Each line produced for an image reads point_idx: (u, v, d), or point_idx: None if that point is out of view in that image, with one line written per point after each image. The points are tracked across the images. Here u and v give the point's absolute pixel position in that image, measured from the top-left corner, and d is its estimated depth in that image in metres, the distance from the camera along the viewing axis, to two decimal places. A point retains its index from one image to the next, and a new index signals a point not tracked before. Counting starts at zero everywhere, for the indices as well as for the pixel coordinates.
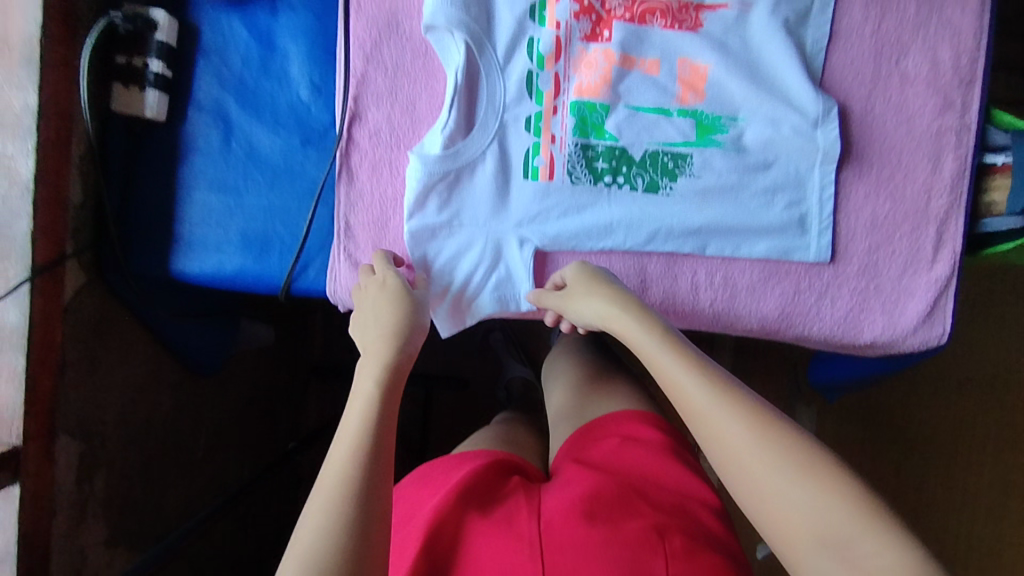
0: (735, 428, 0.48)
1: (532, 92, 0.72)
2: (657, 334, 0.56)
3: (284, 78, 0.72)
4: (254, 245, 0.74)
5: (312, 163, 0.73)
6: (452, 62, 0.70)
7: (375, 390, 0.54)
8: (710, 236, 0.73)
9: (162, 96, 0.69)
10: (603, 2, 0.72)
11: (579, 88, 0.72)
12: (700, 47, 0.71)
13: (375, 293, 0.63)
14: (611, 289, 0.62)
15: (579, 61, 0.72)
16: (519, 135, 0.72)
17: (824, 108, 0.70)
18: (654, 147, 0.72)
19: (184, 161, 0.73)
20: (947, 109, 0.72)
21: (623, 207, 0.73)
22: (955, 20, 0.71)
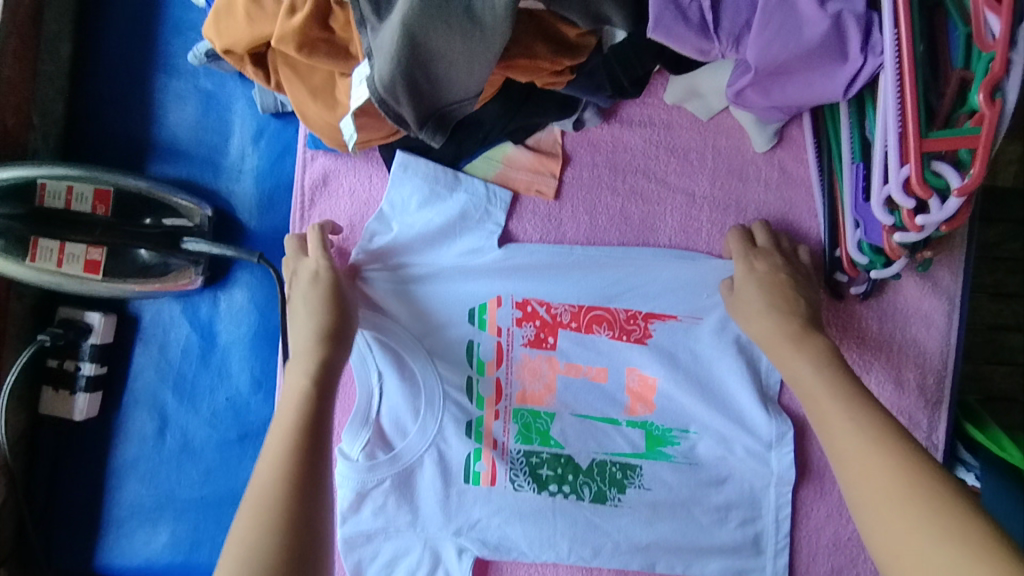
0: (883, 467, 0.47)
1: (472, 397, 0.70)
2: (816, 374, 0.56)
3: (224, 371, 0.70)
4: (183, 543, 0.70)
5: (248, 459, 0.70)
6: (377, 368, 0.69)
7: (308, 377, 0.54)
8: (659, 553, 0.69)
9: (93, 397, 0.67)
10: (550, 306, 0.69)
11: (523, 394, 0.69)
12: (648, 360, 0.69)
13: (309, 299, 0.61)
14: (778, 316, 0.61)
15: (523, 368, 0.69)
16: (459, 439, 0.70)
17: (778, 433, 0.68)
18: (602, 456, 0.69)
19: (115, 452, 0.70)
20: (913, 430, 0.69)
21: (569, 517, 0.69)
22: (921, 338, 0.69)
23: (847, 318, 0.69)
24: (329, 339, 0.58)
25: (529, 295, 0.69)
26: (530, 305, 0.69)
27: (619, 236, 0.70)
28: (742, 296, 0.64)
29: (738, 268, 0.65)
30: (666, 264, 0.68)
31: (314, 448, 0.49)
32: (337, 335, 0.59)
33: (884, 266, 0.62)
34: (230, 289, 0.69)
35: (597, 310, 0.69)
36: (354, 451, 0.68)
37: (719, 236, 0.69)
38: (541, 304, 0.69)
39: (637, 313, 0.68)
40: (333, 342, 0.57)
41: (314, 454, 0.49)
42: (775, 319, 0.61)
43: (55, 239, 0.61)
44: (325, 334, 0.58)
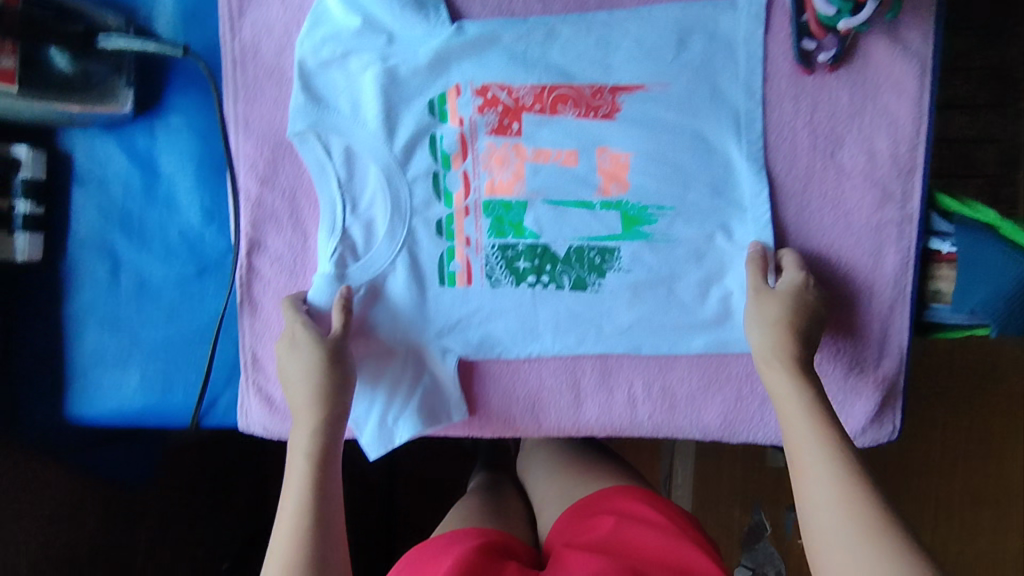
0: (828, 480, 0.52)
1: (440, 194, 0.67)
2: (794, 395, 0.57)
3: (172, 205, 0.66)
4: (156, 384, 0.68)
5: (210, 294, 0.67)
6: (334, 170, 0.65)
7: (308, 479, 0.56)
8: (642, 336, 0.69)
9: (33, 237, 0.63)
10: (510, 91, 0.66)
11: (491, 186, 0.67)
12: (620, 137, 0.66)
13: (298, 363, 0.61)
14: (790, 338, 0.60)
15: (489, 157, 0.66)
16: (431, 238, 0.67)
17: (751, 191, 0.67)
18: (578, 243, 0.68)
19: (69, 299, 0.67)
20: (887, 200, 0.68)
21: (548, 310, 0.68)
22: (893, 107, 0.67)
23: (818, 90, 0.66)
24: (333, 402, 0.60)
25: (488, 80, 0.65)
26: (491, 91, 0.65)
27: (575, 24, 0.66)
28: (768, 312, 0.61)
29: (784, 284, 0.63)
30: (623, 48, 0.65)
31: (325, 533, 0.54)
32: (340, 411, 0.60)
33: (851, 15, 0.60)
34: (163, 115, 0.65)
35: (561, 88, 0.65)
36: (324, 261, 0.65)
37: (681, 13, 0.65)
38: (500, 89, 0.65)
39: (603, 86, 0.66)
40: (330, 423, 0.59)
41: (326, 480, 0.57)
42: (783, 343, 0.60)
43: None
44: (325, 395, 0.60)
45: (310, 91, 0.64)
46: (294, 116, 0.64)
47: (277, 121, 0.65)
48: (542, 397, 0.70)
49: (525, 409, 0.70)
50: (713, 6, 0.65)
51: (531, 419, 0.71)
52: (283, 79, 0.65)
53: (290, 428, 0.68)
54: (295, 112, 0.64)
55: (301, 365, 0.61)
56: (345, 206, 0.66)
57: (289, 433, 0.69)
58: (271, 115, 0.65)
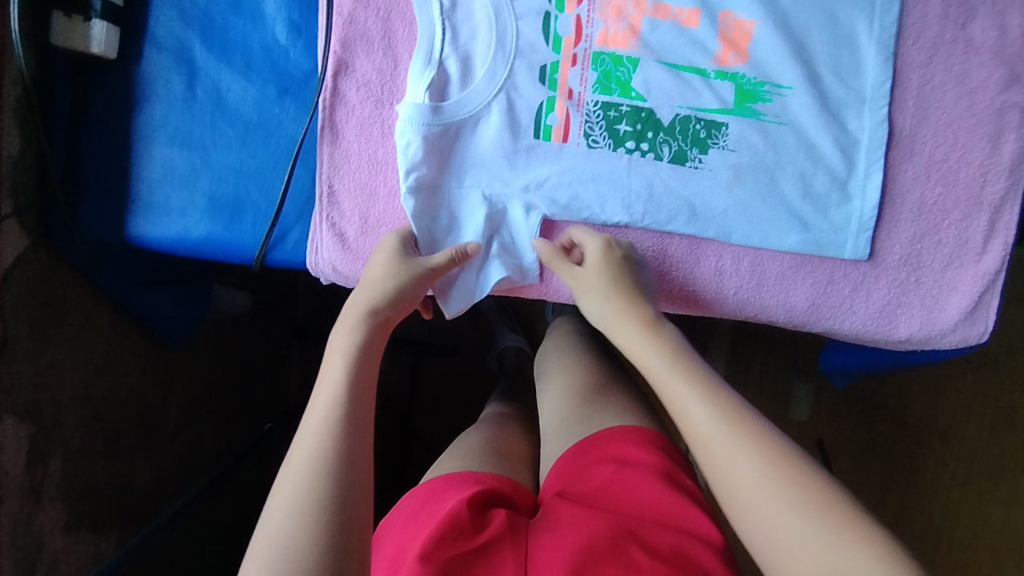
0: (700, 419, 0.48)
1: (549, 38, 0.62)
2: (648, 335, 0.55)
3: (257, 16, 0.62)
4: (223, 209, 0.65)
5: (289, 117, 0.63)
6: (437, 0, 0.60)
7: (353, 352, 0.51)
8: (735, 223, 0.65)
9: (111, 28, 0.59)
10: None
11: (603, 37, 0.62)
12: (745, 1, 0.62)
13: (380, 272, 0.57)
14: (628, 305, 0.58)
15: (607, 5, 0.62)
16: (531, 86, 0.62)
17: (873, 55, 0.63)
18: (685, 112, 0.63)
19: (140, 109, 0.63)
20: (1014, 82, 0.64)
21: (644, 180, 0.64)
22: None
23: None
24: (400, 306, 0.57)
25: None
26: None
27: None
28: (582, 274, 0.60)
29: (592, 255, 0.61)
30: None
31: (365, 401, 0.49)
32: (391, 322, 0.56)
33: None
34: None
35: None
36: (420, 94, 0.60)
37: None
38: None
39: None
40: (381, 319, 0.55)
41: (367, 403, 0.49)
42: (628, 312, 0.57)
43: None
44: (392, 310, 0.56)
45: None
46: None
47: None
48: None
49: None
50: None
51: None
52: None
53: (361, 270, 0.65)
54: None
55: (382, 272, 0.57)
56: (444, 44, 0.60)
57: (357, 275, 0.65)
58: None
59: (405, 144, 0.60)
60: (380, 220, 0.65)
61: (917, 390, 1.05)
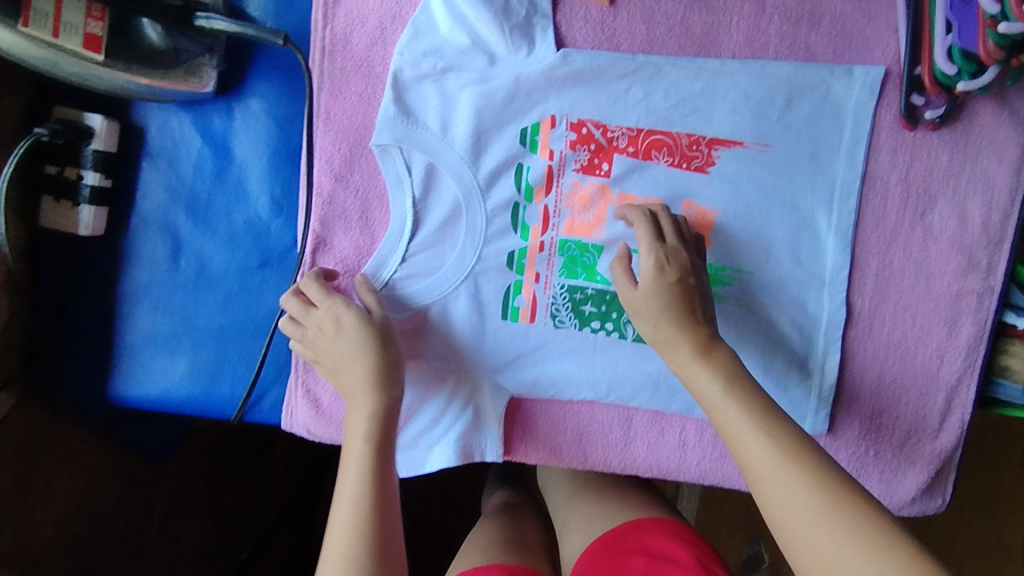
0: (768, 452, 0.48)
1: (517, 226, 0.66)
2: (701, 368, 0.53)
3: (241, 192, 0.64)
4: (203, 372, 0.67)
5: (269, 288, 0.66)
6: (413, 187, 0.64)
7: (373, 409, 0.55)
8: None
9: (98, 211, 0.61)
10: (606, 129, 0.64)
11: (570, 225, 0.66)
12: (709, 191, 0.65)
13: (349, 357, 0.56)
14: (683, 319, 0.55)
15: (573, 195, 0.65)
16: (500, 271, 0.66)
17: (832, 241, 0.65)
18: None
19: (125, 276, 0.65)
20: (971, 269, 0.66)
21: (607, 357, 0.67)
22: (991, 173, 0.64)
23: (917, 147, 0.64)
24: (392, 384, 0.56)
25: (585, 116, 0.64)
26: (586, 126, 0.64)
27: (676, 50, 0.63)
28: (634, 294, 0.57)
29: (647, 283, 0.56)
30: (721, 81, 0.63)
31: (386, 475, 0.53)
32: (391, 411, 0.55)
33: (972, 78, 0.56)
34: (247, 99, 0.63)
35: (658, 135, 0.64)
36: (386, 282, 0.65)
37: (786, 50, 0.63)
38: (596, 126, 0.64)
39: (700, 138, 0.64)
40: (386, 411, 0.55)
41: (386, 491, 0.52)
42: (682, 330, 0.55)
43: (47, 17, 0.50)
44: (377, 378, 0.55)
45: (402, 103, 0.62)
46: (381, 130, 0.62)
47: (360, 117, 0.63)
48: (589, 431, 0.68)
49: (570, 441, 0.69)
50: (830, 68, 0.63)
51: (576, 450, 0.69)
52: (370, 74, 0.62)
53: (334, 433, 0.67)
54: (381, 127, 0.62)
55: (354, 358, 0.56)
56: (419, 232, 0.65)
57: (331, 438, 0.67)
58: (353, 112, 0.63)
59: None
60: None
61: None
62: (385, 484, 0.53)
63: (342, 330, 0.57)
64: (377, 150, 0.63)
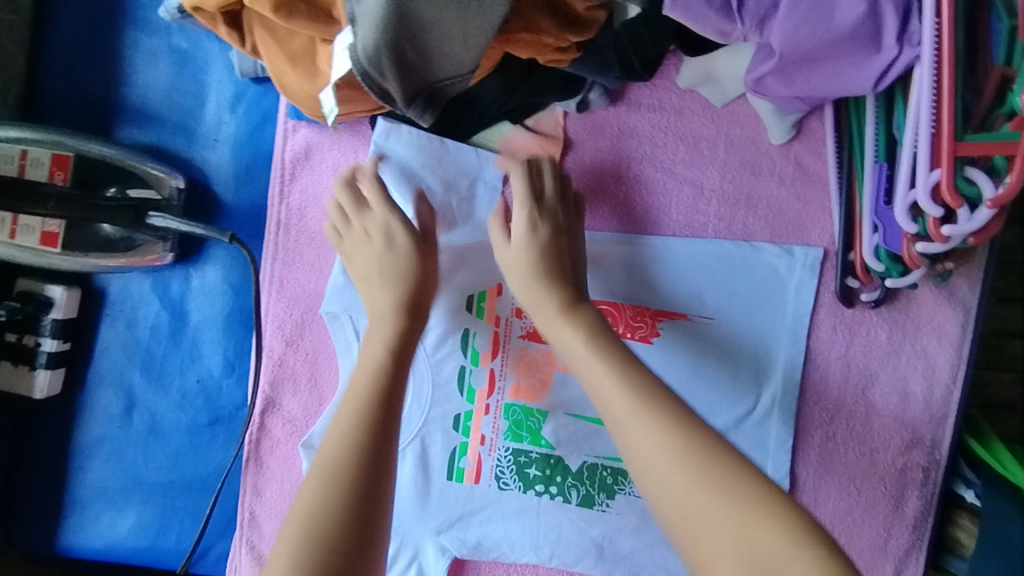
0: (608, 387, 0.48)
1: (463, 390, 0.66)
2: (572, 334, 0.52)
3: (195, 353, 0.66)
4: (151, 526, 0.67)
5: (219, 445, 0.67)
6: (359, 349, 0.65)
7: (382, 351, 0.53)
8: (643, 564, 0.67)
9: (55, 375, 0.63)
10: None
11: (516, 389, 0.66)
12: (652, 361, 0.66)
13: (369, 250, 0.58)
14: (532, 237, 0.57)
15: (519, 361, 0.66)
16: (446, 433, 0.67)
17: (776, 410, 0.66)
18: (593, 459, 0.67)
19: (80, 430, 0.67)
20: (915, 444, 0.66)
21: (552, 521, 0.67)
22: (931, 350, 0.65)
23: (856, 324, 0.65)
24: (420, 297, 0.57)
25: None
26: None
27: (620, 227, 0.66)
28: (359, 220, 0.59)
29: (374, 223, 0.58)
30: (662, 256, 0.66)
31: (387, 422, 0.49)
32: (417, 306, 0.56)
33: (901, 275, 0.58)
34: (205, 264, 0.66)
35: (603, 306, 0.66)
36: None
37: (725, 231, 0.65)
38: None
39: (645, 309, 0.66)
40: (410, 319, 0.55)
41: (382, 449, 0.48)
42: (527, 247, 0.57)
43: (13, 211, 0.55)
44: (410, 276, 0.57)
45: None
46: (328, 300, 0.64)
47: (311, 285, 0.65)
48: None
49: None
50: (769, 249, 0.65)
51: None
52: (323, 246, 0.65)
53: None
54: (330, 295, 0.64)
55: (372, 252, 0.58)
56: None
57: None
58: (304, 280, 0.65)
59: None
60: None
61: None
62: (378, 435, 0.48)
63: (394, 248, 0.57)
64: (325, 316, 0.65)
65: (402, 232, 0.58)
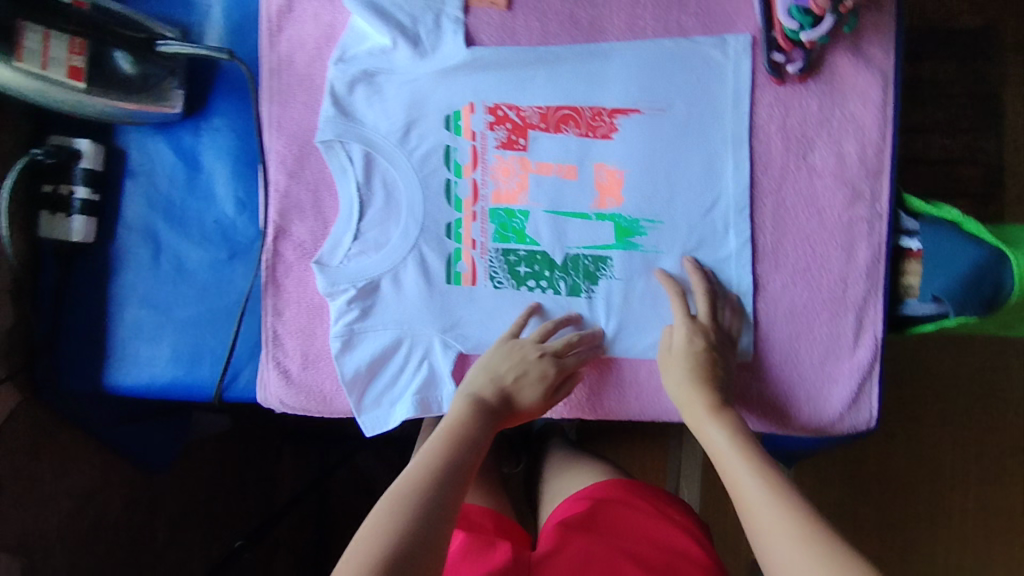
0: (742, 465, 0.59)
1: (451, 201, 0.75)
2: (737, 449, 0.61)
3: (210, 196, 0.75)
4: (185, 357, 0.75)
5: (240, 275, 0.75)
6: (355, 171, 0.74)
7: (460, 420, 0.64)
8: (631, 341, 0.74)
9: (89, 220, 0.72)
10: (518, 110, 0.74)
11: (497, 195, 0.75)
12: (615, 154, 0.74)
13: (500, 358, 0.70)
14: (700, 366, 0.68)
15: (496, 169, 0.74)
16: (440, 242, 0.75)
17: (732, 185, 0.74)
18: (575, 250, 0.74)
19: (115, 278, 0.74)
20: (857, 199, 0.73)
21: (548, 315, 0.75)
22: (858, 113, 0.73)
23: (789, 99, 0.73)
24: (492, 420, 0.67)
25: (499, 100, 0.74)
26: (501, 109, 0.74)
27: (569, 40, 0.74)
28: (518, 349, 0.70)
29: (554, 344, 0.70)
30: (611, 60, 0.74)
31: (459, 471, 0.59)
32: (500, 419, 0.68)
33: (813, 28, 0.67)
34: (212, 117, 0.75)
35: (565, 110, 0.74)
36: (337, 259, 0.74)
37: (664, 31, 0.74)
38: (509, 108, 0.74)
39: (601, 110, 0.74)
40: (484, 408, 0.66)
41: (462, 466, 0.60)
42: (692, 375, 0.68)
43: (38, 28, 0.62)
44: (478, 412, 0.66)
45: (340, 106, 0.73)
46: (322, 128, 0.73)
47: (305, 122, 0.74)
48: None
49: None
50: (703, 41, 0.74)
51: None
52: (312, 86, 0.74)
53: (305, 401, 0.75)
54: (323, 124, 0.73)
55: (507, 366, 0.69)
56: (364, 213, 0.74)
57: (301, 407, 0.75)
58: (300, 118, 0.74)
59: (334, 283, 0.72)
60: (319, 354, 0.75)
61: (891, 465, 1.06)
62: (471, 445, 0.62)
63: (526, 376, 0.69)
64: (320, 145, 0.73)
65: (532, 385, 0.69)
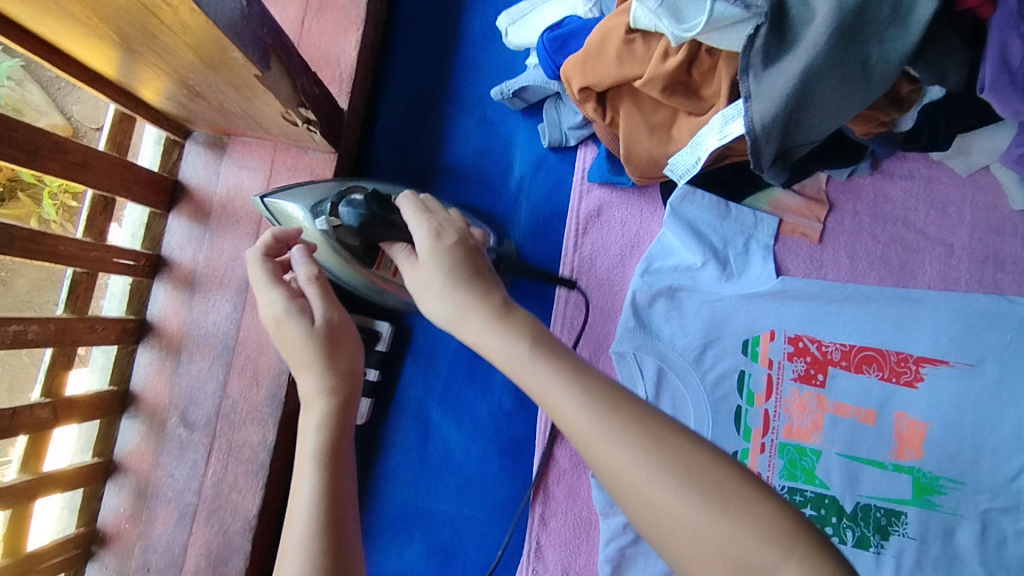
0: (622, 441, 0.39)
1: (740, 428, 0.71)
2: (558, 381, 0.42)
3: (488, 387, 0.73)
4: (437, 556, 0.71)
5: (505, 476, 0.72)
6: (645, 385, 0.71)
7: (320, 426, 0.48)
8: None
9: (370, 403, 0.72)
10: (820, 344, 0.72)
11: (789, 429, 0.71)
12: (919, 405, 0.71)
13: None
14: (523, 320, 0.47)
15: (791, 403, 0.72)
16: None
17: None
18: (867, 500, 0.70)
19: (381, 459, 0.73)
20: None
21: None
22: None
23: None
24: (347, 385, 0.50)
25: (801, 331, 0.72)
26: (802, 340, 0.72)
27: (879, 281, 0.75)
28: None
29: None
30: (921, 306, 0.73)
31: (343, 530, 0.45)
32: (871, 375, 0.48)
33: None
34: None
35: (869, 350, 0.72)
36: None
37: (977, 284, 0.74)
38: (811, 341, 0.72)
39: (908, 356, 0.71)
40: (342, 405, 0.50)
41: (341, 508, 0.46)
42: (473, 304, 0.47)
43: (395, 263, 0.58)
44: (337, 422, 0.49)
45: (640, 317, 0.72)
46: (619, 336, 0.72)
47: (600, 326, 0.74)
48: None
49: None
50: (1021, 301, 0.71)
51: None
52: (611, 290, 0.74)
53: None
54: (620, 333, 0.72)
55: None
56: None
57: None
58: (592, 321, 0.74)
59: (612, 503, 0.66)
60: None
61: None
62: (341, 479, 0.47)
63: None
64: (614, 354, 0.71)
65: None
